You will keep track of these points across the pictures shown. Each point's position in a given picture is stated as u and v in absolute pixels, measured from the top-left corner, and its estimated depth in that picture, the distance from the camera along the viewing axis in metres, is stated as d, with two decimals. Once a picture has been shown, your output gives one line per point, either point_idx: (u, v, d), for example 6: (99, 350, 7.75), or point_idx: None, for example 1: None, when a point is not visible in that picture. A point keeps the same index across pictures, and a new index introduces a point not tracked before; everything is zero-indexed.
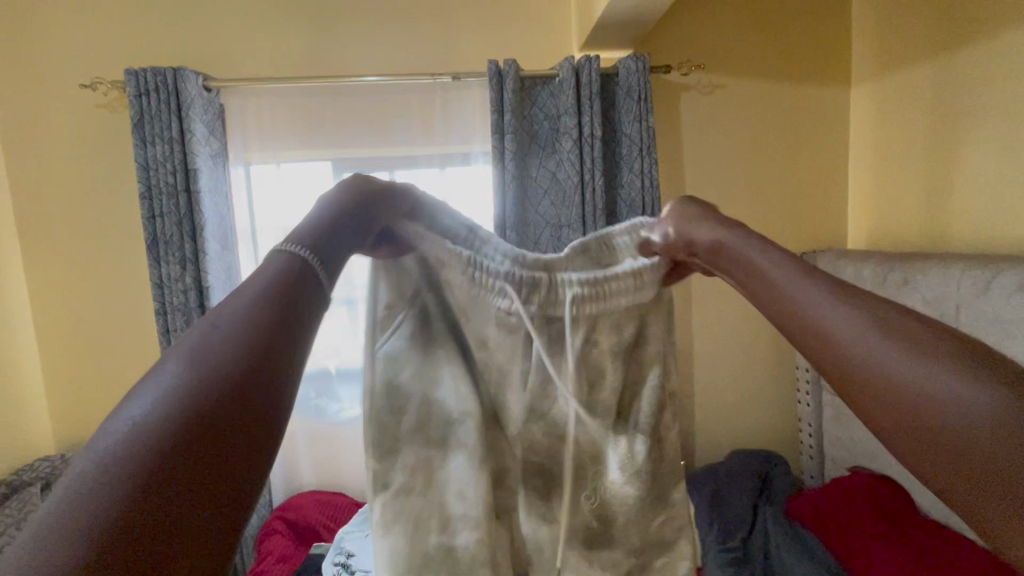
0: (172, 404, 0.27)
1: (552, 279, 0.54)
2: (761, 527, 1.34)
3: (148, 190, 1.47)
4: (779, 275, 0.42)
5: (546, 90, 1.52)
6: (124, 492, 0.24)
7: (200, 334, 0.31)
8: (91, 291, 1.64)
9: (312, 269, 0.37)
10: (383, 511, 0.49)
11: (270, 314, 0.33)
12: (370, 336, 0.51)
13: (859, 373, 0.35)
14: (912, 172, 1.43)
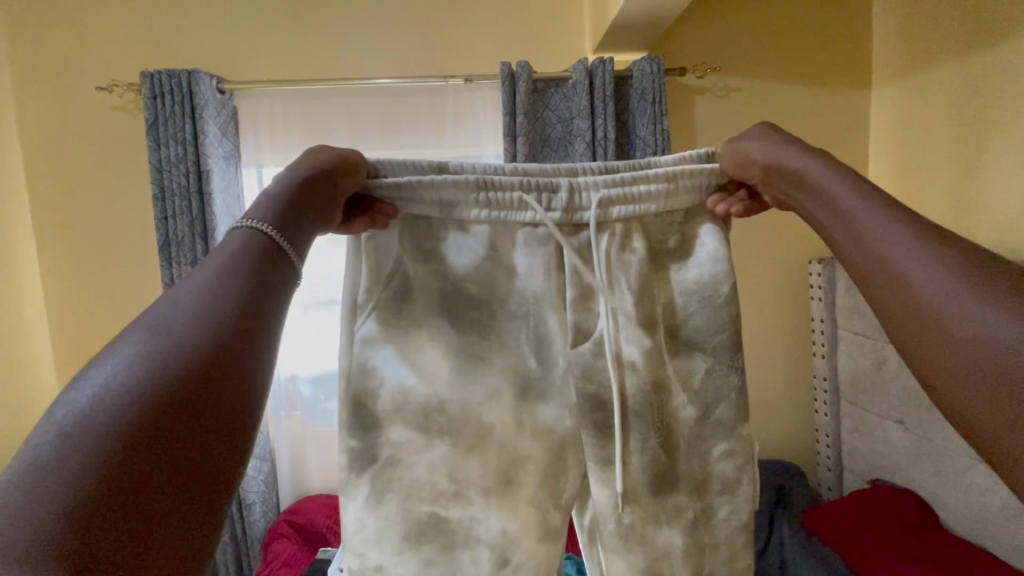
0: (137, 375, 0.31)
1: (573, 186, 0.58)
2: (777, 540, 1.31)
3: (161, 192, 1.48)
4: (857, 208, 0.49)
5: (559, 93, 1.51)
6: (100, 452, 0.28)
7: (165, 311, 0.35)
8: (105, 291, 1.66)
9: (274, 241, 0.42)
10: (373, 486, 0.54)
11: (232, 291, 0.37)
12: (347, 321, 0.56)
13: (904, 288, 0.43)
14: (936, 177, 1.39)
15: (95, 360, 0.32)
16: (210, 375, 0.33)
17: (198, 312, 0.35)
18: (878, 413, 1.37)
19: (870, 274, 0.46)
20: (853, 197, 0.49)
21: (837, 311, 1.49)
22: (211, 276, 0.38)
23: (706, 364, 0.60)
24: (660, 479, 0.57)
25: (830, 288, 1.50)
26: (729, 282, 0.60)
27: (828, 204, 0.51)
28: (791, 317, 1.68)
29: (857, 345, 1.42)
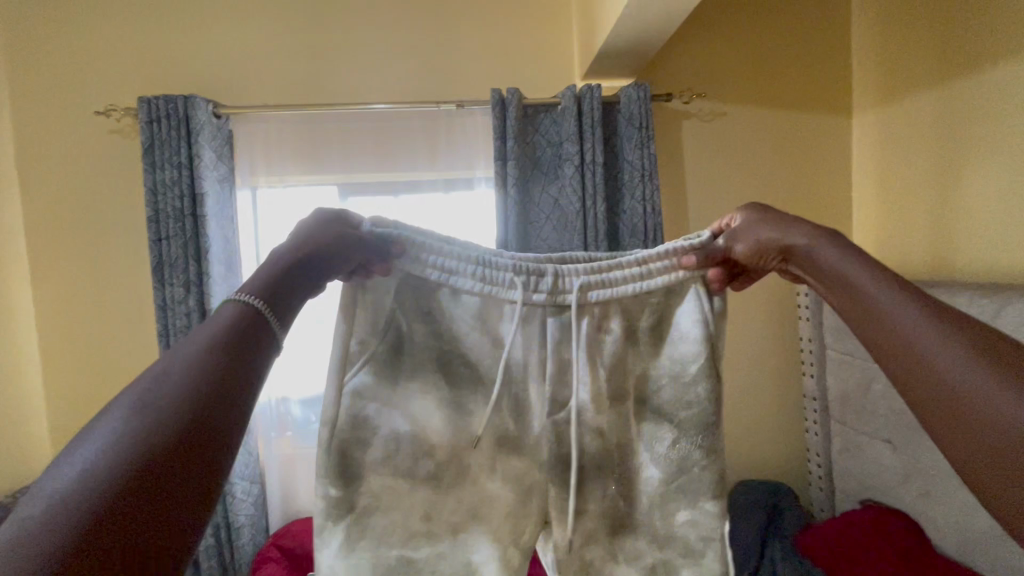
0: (127, 430, 0.38)
1: (559, 272, 0.67)
2: (769, 562, 1.32)
3: (156, 214, 1.50)
4: (873, 288, 0.54)
5: (548, 118, 1.54)
6: (90, 492, 0.35)
7: (155, 376, 0.42)
8: (97, 313, 1.66)
9: (264, 318, 0.50)
10: (348, 533, 0.60)
11: (212, 361, 0.45)
12: (339, 372, 0.62)
13: (919, 366, 0.49)
14: (917, 198, 1.42)
15: (107, 407, 0.40)
16: (205, 418, 0.42)
17: (196, 367, 0.44)
18: (866, 432, 1.37)
19: (893, 355, 0.51)
20: (874, 281, 0.54)
21: (824, 331, 1.50)
22: (208, 338, 0.46)
23: (671, 434, 0.67)
24: (616, 523, 0.66)
25: (817, 309, 1.52)
26: (698, 361, 0.67)
27: (841, 281, 0.57)
28: (780, 337, 1.69)
29: (844, 364, 1.43)
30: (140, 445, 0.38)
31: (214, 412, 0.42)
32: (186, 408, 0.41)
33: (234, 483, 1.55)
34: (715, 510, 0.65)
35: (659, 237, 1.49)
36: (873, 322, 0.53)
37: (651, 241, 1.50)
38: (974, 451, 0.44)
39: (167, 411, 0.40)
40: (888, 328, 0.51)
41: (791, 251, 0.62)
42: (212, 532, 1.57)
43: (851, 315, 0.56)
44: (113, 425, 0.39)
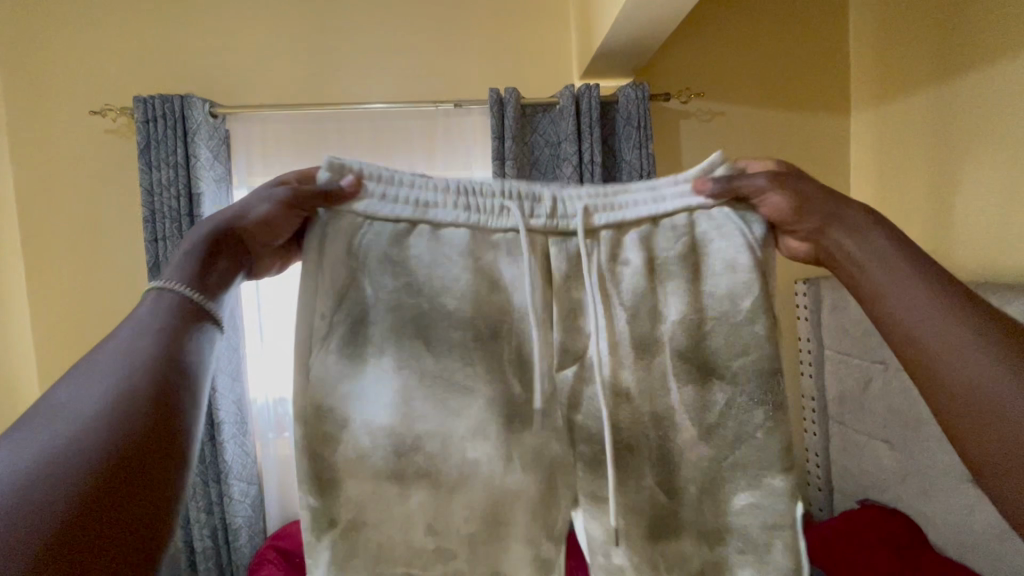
0: (70, 440, 0.38)
1: (558, 198, 0.62)
2: None
3: (152, 214, 1.49)
4: (915, 284, 0.51)
5: (546, 117, 1.54)
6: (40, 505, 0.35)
7: (93, 381, 0.42)
8: (93, 313, 1.65)
9: (194, 304, 0.48)
10: (334, 549, 0.55)
11: (148, 351, 0.44)
12: (305, 356, 0.56)
13: (953, 370, 0.47)
14: (914, 197, 1.42)
15: (31, 425, 0.39)
16: (136, 425, 0.40)
17: (125, 374, 0.42)
18: (865, 431, 1.37)
19: (917, 349, 0.49)
20: (907, 271, 0.52)
21: (822, 330, 1.51)
22: (140, 340, 0.45)
23: (724, 393, 0.60)
24: (659, 524, 0.58)
25: (816, 308, 1.53)
26: (749, 296, 0.60)
27: (885, 267, 0.53)
28: None
29: (843, 364, 1.43)
30: (69, 460, 0.37)
31: (148, 415, 0.41)
32: (110, 418, 0.40)
33: (231, 484, 1.55)
34: (785, 485, 0.57)
35: None
36: (901, 313, 0.51)
37: None
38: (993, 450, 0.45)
39: (90, 423, 0.39)
40: (919, 323, 0.49)
41: (828, 223, 0.57)
42: (210, 532, 1.57)
43: (878, 304, 0.52)
44: (38, 444, 0.38)
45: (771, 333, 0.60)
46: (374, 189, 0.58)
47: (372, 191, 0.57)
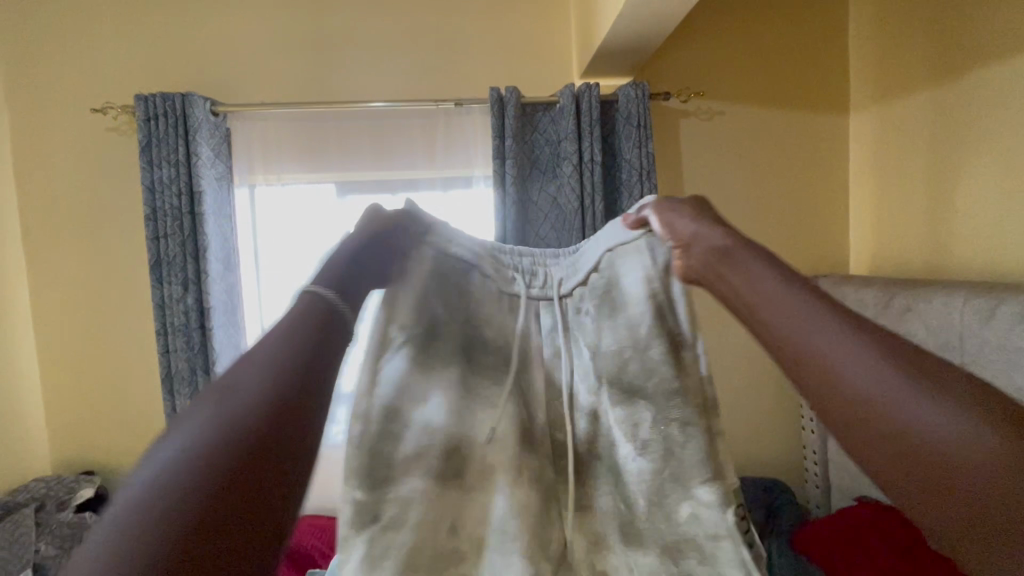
0: (209, 432, 0.33)
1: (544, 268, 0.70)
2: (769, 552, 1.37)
3: (154, 212, 1.50)
4: (795, 302, 0.41)
5: (547, 117, 1.55)
6: (179, 502, 0.30)
7: (237, 372, 0.38)
8: (93, 311, 1.66)
9: (338, 303, 0.44)
10: (371, 547, 0.51)
11: (296, 345, 0.40)
12: (373, 359, 0.57)
13: (860, 399, 0.35)
14: (913, 197, 1.43)
15: (184, 411, 0.35)
16: (288, 415, 0.36)
17: (279, 362, 0.38)
18: None
19: (795, 371, 0.39)
20: (770, 280, 0.44)
21: None
22: (291, 330, 0.41)
23: (649, 410, 0.58)
24: (626, 527, 0.56)
25: None
26: (647, 322, 0.61)
27: (759, 290, 0.44)
28: None
29: None
30: (219, 447, 0.32)
31: (294, 407, 0.37)
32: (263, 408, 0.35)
33: None
34: (714, 495, 0.54)
35: None
36: (772, 330, 0.41)
37: None
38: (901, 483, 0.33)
39: (241, 411, 0.35)
40: (789, 336, 0.40)
41: (694, 245, 0.51)
42: None
43: (764, 336, 0.42)
44: (188, 429, 0.33)
45: (676, 352, 0.60)
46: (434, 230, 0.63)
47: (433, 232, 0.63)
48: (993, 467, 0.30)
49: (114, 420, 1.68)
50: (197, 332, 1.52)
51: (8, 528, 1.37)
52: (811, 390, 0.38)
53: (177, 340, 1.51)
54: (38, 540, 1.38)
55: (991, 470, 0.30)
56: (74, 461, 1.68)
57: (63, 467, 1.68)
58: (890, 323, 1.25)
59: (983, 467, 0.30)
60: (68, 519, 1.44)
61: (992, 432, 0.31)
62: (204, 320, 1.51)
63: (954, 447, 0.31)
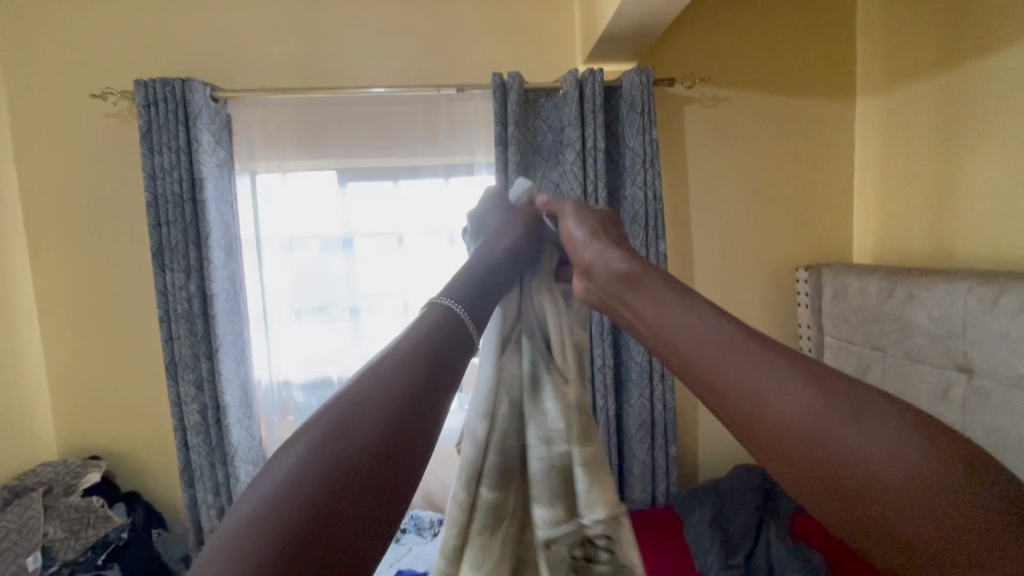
0: (316, 452, 0.37)
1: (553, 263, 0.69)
2: (765, 541, 1.30)
3: (155, 199, 1.50)
4: (725, 336, 0.44)
5: (550, 103, 1.53)
6: (289, 513, 0.33)
7: (350, 393, 0.42)
8: (96, 298, 1.66)
9: (465, 324, 0.51)
10: (499, 541, 0.57)
11: (412, 375, 0.44)
12: (491, 360, 0.62)
13: (795, 426, 0.38)
14: (918, 184, 1.41)
15: (321, 410, 0.41)
16: (392, 440, 0.39)
17: (402, 383, 0.43)
18: None
19: (734, 406, 0.42)
20: (696, 313, 0.47)
21: (823, 317, 1.52)
22: (416, 352, 0.46)
23: (496, 438, 0.60)
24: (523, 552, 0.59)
25: (816, 295, 1.54)
26: (501, 356, 0.63)
27: (683, 329, 0.46)
28: (778, 323, 1.70)
29: (843, 351, 1.44)
30: (327, 463, 0.36)
31: (410, 430, 0.41)
32: (384, 424, 0.40)
33: (237, 466, 1.57)
34: (550, 520, 0.57)
35: (660, 224, 1.49)
36: (710, 366, 0.43)
37: (652, 228, 1.49)
38: (848, 510, 0.35)
39: (364, 423, 0.39)
40: (719, 373, 0.43)
41: (607, 282, 0.56)
42: (217, 513, 1.59)
43: (696, 373, 0.45)
44: (321, 431, 0.39)
45: (535, 384, 0.62)
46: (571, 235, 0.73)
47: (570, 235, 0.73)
48: (922, 481, 0.33)
49: (119, 405, 1.70)
50: (200, 318, 1.53)
51: (15, 513, 1.39)
52: (749, 423, 0.41)
53: (180, 328, 1.53)
54: (47, 523, 1.41)
55: (920, 480, 0.33)
56: (80, 446, 1.70)
57: (69, 452, 1.70)
58: (893, 311, 1.25)
59: (914, 482, 0.33)
60: (75, 503, 1.46)
61: (917, 445, 0.34)
62: (207, 307, 1.53)
63: (888, 468, 0.34)
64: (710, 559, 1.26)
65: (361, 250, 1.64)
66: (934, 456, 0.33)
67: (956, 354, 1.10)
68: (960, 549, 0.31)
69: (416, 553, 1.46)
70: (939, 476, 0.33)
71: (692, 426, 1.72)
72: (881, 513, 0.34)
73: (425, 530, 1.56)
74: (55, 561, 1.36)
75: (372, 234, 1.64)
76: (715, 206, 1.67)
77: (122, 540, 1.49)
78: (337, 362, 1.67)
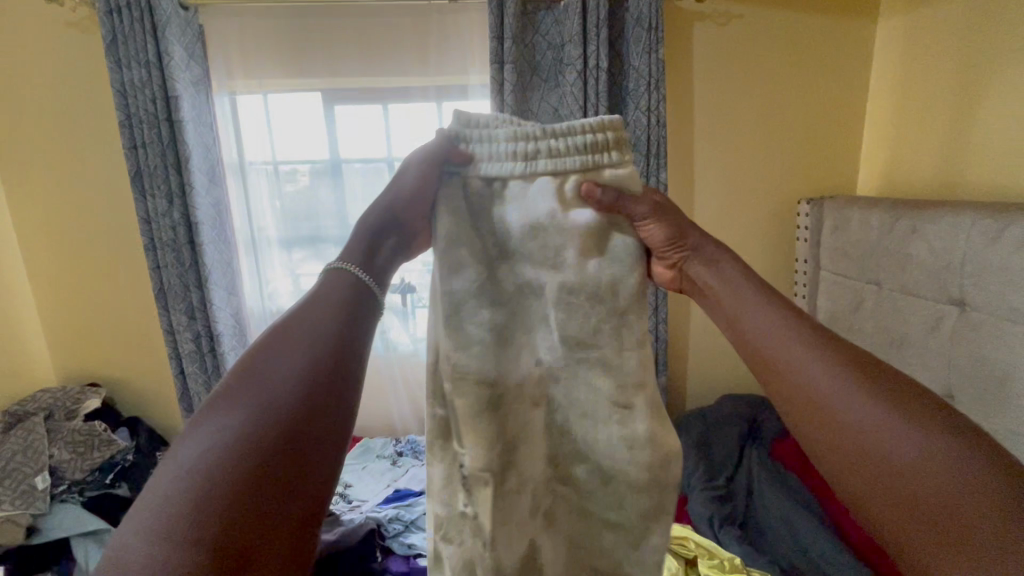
0: (225, 424, 0.37)
1: (489, 189, 0.54)
2: (747, 466, 1.36)
3: (128, 118, 1.41)
4: (788, 333, 0.50)
5: (550, 16, 1.41)
6: (196, 485, 0.34)
7: (262, 361, 0.42)
8: (78, 225, 1.61)
9: (366, 286, 0.49)
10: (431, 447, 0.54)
11: (327, 335, 0.44)
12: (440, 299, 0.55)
13: (837, 414, 0.44)
14: (934, 113, 1.34)
15: (217, 392, 0.40)
16: (306, 402, 0.40)
17: (306, 353, 0.42)
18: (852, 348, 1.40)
19: (791, 391, 0.47)
20: (768, 312, 0.52)
21: (820, 251, 1.51)
22: (318, 318, 0.45)
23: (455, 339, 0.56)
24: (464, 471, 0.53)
25: (816, 229, 1.52)
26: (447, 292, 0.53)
27: (751, 322, 0.53)
28: (776, 258, 1.68)
29: (838, 285, 1.43)
30: (236, 433, 0.37)
31: (325, 386, 0.41)
32: (288, 399, 0.39)
33: None
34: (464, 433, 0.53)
35: (662, 152, 1.43)
36: (775, 356, 0.50)
37: (653, 156, 1.43)
38: (857, 478, 0.42)
39: (271, 398, 0.39)
40: (777, 361, 0.49)
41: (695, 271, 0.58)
42: None
43: (758, 363, 0.52)
44: (223, 416, 0.38)
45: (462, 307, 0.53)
46: (522, 147, 0.53)
47: (518, 147, 0.53)
48: (943, 474, 0.38)
49: (112, 334, 1.70)
50: (186, 248, 1.49)
51: (20, 436, 1.43)
52: (794, 407, 0.47)
53: (166, 256, 1.49)
54: (52, 446, 1.45)
55: (937, 473, 0.38)
56: (79, 373, 1.73)
57: (68, 379, 1.73)
58: (894, 245, 1.23)
59: (936, 474, 0.38)
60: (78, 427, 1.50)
61: (948, 447, 0.39)
62: (193, 235, 1.48)
63: (918, 457, 0.39)
64: (694, 481, 1.32)
65: (349, 179, 1.57)
66: (960, 450, 0.39)
67: (951, 288, 1.09)
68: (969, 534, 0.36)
69: (412, 473, 1.53)
70: (965, 477, 0.38)
71: (683, 358, 1.74)
72: (882, 483, 0.40)
73: (421, 453, 1.62)
74: (64, 479, 1.41)
75: (363, 162, 1.56)
76: (717, 135, 1.61)
77: (129, 460, 1.54)
78: None
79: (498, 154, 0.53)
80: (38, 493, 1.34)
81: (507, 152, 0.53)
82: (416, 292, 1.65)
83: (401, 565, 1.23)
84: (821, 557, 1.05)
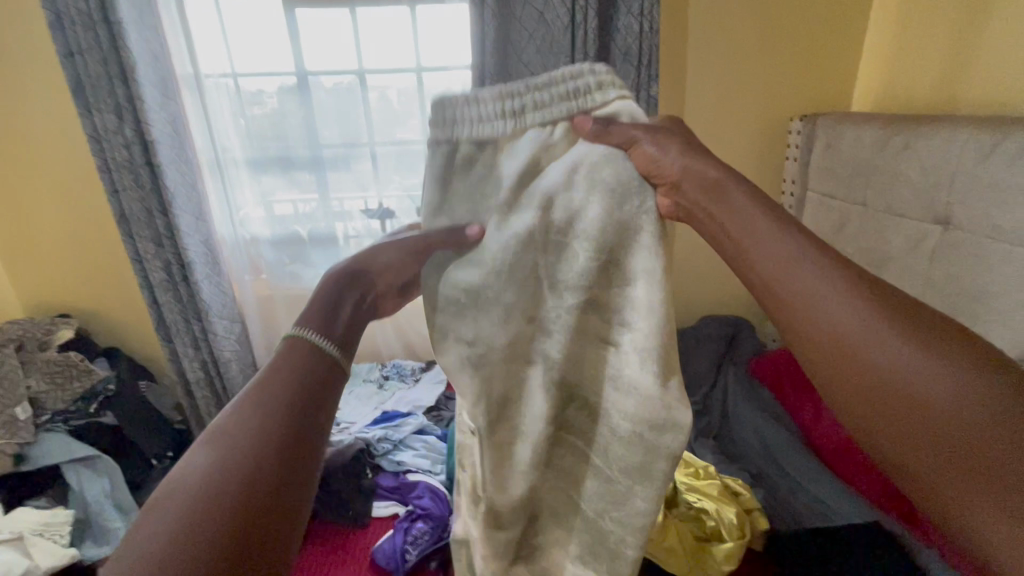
0: (185, 508, 0.35)
1: (477, 148, 0.51)
2: (723, 382, 1.41)
3: (59, 20, 1.26)
4: (799, 258, 0.44)
5: None
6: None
7: (220, 438, 0.40)
8: (23, 145, 1.49)
9: (325, 352, 0.48)
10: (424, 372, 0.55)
11: (290, 401, 0.43)
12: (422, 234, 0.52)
13: (864, 357, 0.39)
14: (938, 21, 1.26)
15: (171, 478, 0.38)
16: (275, 474, 0.38)
17: (265, 419, 0.41)
18: None
19: (806, 333, 0.42)
20: (778, 234, 0.45)
21: (809, 171, 1.48)
22: (277, 386, 0.44)
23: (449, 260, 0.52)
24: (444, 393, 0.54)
25: (807, 147, 1.48)
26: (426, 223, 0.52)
27: (758, 239, 0.46)
28: (764, 179, 1.65)
29: (824, 206, 1.42)
30: (198, 517, 0.35)
31: (290, 453, 0.40)
32: (253, 474, 0.38)
33: (215, 321, 1.56)
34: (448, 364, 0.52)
35: (653, 63, 1.34)
36: (785, 286, 0.44)
37: (644, 67, 1.34)
38: (907, 426, 0.37)
39: (235, 476, 0.37)
40: (788, 297, 0.43)
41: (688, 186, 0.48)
42: (201, 365, 1.62)
43: (762, 296, 0.46)
44: (180, 495, 0.36)
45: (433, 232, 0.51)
46: (509, 105, 0.51)
47: (505, 107, 0.51)
48: (972, 405, 0.35)
49: (78, 263, 1.63)
50: (145, 169, 1.39)
51: None
52: (807, 353, 0.42)
53: (123, 178, 1.39)
54: (29, 376, 1.42)
55: (973, 410, 0.35)
56: (47, 303, 1.66)
57: (36, 310, 1.67)
58: (884, 163, 1.20)
59: (968, 406, 0.35)
60: (53, 357, 1.45)
61: (976, 378, 0.36)
62: (150, 155, 1.37)
63: (952, 397, 0.36)
64: None
65: (318, 95, 1.45)
66: (992, 378, 0.36)
67: (937, 207, 1.09)
68: (1001, 470, 0.34)
69: (400, 396, 1.55)
70: (997, 408, 0.35)
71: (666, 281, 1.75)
72: (938, 429, 0.36)
73: (407, 376, 1.64)
74: (45, 410, 1.39)
75: (330, 74, 1.43)
76: (711, 46, 1.51)
77: (112, 390, 1.52)
78: (307, 217, 1.58)
79: (487, 115, 0.51)
80: (21, 423, 1.33)
81: (497, 112, 0.51)
82: (396, 217, 1.59)
83: (390, 480, 1.29)
84: (787, 463, 1.12)
